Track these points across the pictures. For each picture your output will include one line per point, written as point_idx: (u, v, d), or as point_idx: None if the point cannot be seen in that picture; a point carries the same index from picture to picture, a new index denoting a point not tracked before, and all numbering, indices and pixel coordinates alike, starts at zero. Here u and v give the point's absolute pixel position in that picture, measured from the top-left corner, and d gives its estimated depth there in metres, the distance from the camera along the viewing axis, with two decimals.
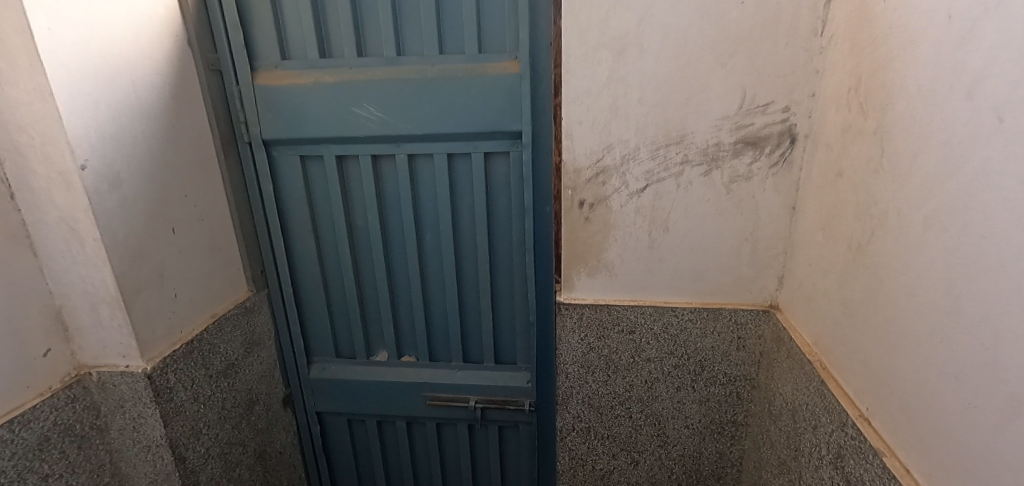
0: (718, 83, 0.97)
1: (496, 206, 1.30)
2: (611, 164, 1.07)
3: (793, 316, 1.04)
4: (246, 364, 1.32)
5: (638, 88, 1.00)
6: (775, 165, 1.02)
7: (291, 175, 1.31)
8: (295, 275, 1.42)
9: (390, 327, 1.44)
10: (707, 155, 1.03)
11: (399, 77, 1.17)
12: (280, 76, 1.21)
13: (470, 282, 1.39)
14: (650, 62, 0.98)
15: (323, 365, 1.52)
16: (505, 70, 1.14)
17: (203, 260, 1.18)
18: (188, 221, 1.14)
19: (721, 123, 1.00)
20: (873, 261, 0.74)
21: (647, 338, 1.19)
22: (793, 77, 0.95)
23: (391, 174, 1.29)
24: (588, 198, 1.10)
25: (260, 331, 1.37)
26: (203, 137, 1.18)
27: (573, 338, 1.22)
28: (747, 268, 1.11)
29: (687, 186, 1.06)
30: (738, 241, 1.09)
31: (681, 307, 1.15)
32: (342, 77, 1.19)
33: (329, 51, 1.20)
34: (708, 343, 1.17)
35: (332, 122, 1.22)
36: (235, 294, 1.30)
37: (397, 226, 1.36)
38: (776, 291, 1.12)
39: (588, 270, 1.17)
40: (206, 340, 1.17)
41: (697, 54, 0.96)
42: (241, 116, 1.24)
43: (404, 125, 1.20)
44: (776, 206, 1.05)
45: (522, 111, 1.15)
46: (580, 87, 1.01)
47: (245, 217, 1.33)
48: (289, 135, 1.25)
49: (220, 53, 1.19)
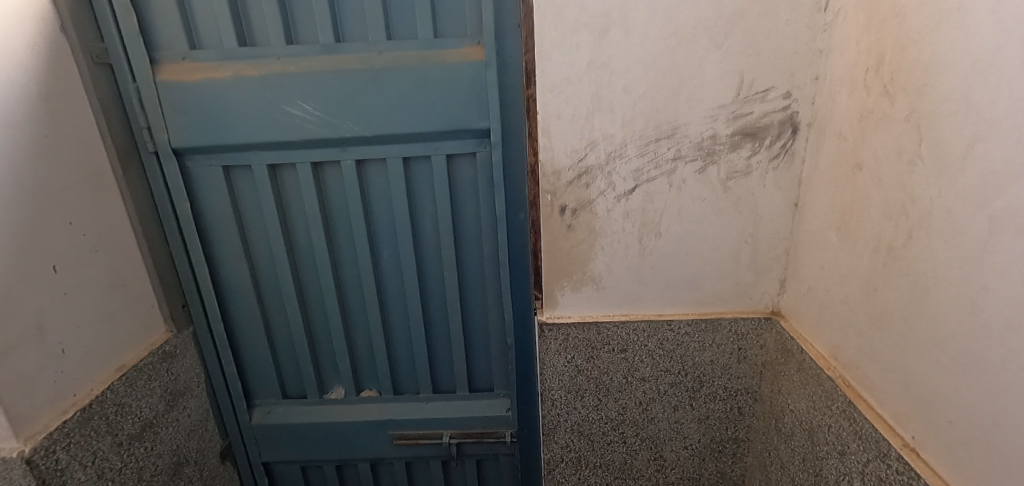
0: (714, 66, 0.85)
1: (463, 217, 1.13)
2: (595, 163, 0.93)
3: (802, 324, 0.94)
4: (168, 420, 1.09)
5: (624, 74, 0.86)
6: (776, 158, 0.91)
7: (213, 190, 1.08)
8: (227, 307, 1.21)
9: (345, 359, 1.25)
10: (701, 150, 0.91)
11: (339, 67, 0.97)
12: (189, 70, 0.98)
13: (438, 304, 1.23)
14: (636, 43, 0.84)
15: (267, 408, 1.31)
16: (467, 57, 0.97)
17: (102, 301, 0.94)
18: (76, 253, 0.89)
19: (717, 112, 0.88)
20: (914, 267, 0.64)
21: (641, 355, 1.06)
22: (794, 59, 0.84)
23: (336, 184, 1.10)
24: (571, 203, 0.96)
25: (185, 378, 1.14)
26: (91, 148, 0.93)
27: (558, 361, 1.08)
28: (746, 272, 1.00)
29: (681, 185, 0.94)
30: (737, 244, 0.98)
31: (677, 320, 1.03)
32: (269, 69, 0.98)
33: (250, 38, 0.99)
34: (707, 357, 1.06)
35: (261, 125, 1.01)
36: (150, 338, 1.07)
37: (347, 245, 1.17)
38: (777, 296, 1.02)
39: (572, 283, 1.04)
40: (113, 401, 0.94)
41: (690, 34, 0.83)
42: (142, 120, 1.00)
43: (350, 125, 1.01)
44: (778, 203, 0.95)
45: (490, 105, 0.99)
46: (557, 75, 0.87)
47: (157, 244, 1.09)
48: (207, 142, 1.03)
49: (108, 41, 0.94)
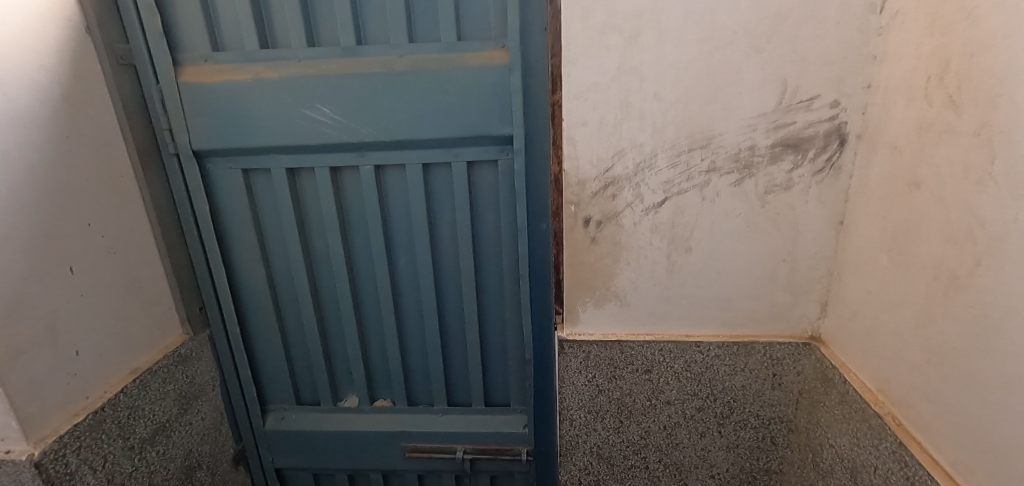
0: (754, 72, 0.79)
1: (483, 226, 1.10)
2: (622, 174, 0.88)
3: (845, 352, 0.87)
4: (182, 423, 1.08)
5: (655, 81, 0.81)
6: (820, 171, 0.84)
7: (232, 194, 1.08)
8: (243, 310, 1.20)
9: (359, 367, 1.23)
10: (738, 162, 0.85)
11: (359, 71, 0.95)
12: (211, 72, 0.98)
13: (454, 315, 1.19)
14: (669, 47, 0.79)
15: (281, 414, 1.30)
16: (491, 61, 0.93)
17: (116, 303, 0.94)
18: (93, 255, 0.89)
19: (756, 122, 0.82)
20: (980, 299, 0.57)
21: (666, 377, 1.00)
22: (844, 65, 0.77)
23: (355, 189, 1.08)
24: (595, 215, 0.91)
25: (200, 381, 1.14)
26: (112, 149, 0.93)
27: (578, 379, 1.03)
28: (784, 294, 0.93)
29: (714, 199, 0.88)
30: (775, 263, 0.91)
31: (706, 342, 0.97)
32: (289, 72, 0.96)
33: (272, 40, 0.97)
34: (738, 382, 0.99)
35: (280, 128, 1.00)
36: (165, 340, 1.06)
37: (364, 252, 1.14)
38: (817, 320, 0.95)
39: (594, 299, 0.99)
40: (125, 404, 0.93)
41: (728, 38, 0.78)
42: (164, 122, 1.00)
43: (368, 129, 0.99)
44: (822, 221, 0.87)
45: (512, 111, 0.95)
46: (583, 80, 0.82)
47: (176, 246, 1.09)
48: (227, 145, 1.02)
49: (133, 43, 0.94)
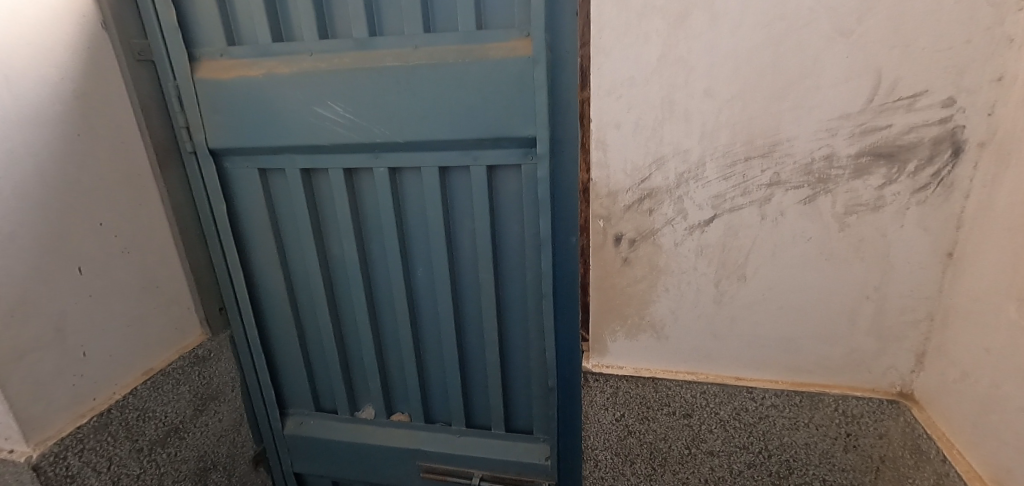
0: (837, 62, 0.62)
1: (505, 236, 0.99)
2: (662, 185, 0.74)
3: (947, 421, 0.68)
4: (198, 425, 1.07)
5: (706, 73, 0.66)
6: (923, 189, 0.66)
7: (250, 194, 1.04)
8: (263, 312, 1.17)
9: (375, 378, 1.17)
10: (811, 174, 0.68)
11: (372, 65, 0.87)
12: (226, 67, 0.94)
13: (474, 331, 1.10)
14: (724, 32, 0.64)
15: (300, 419, 1.27)
16: (513, 52, 0.82)
17: (129, 304, 0.94)
18: (106, 255, 0.89)
19: (838, 124, 0.65)
20: None
21: (709, 425, 0.86)
22: (966, 50, 0.59)
23: (371, 193, 1.01)
24: (629, 233, 0.78)
25: (219, 382, 1.12)
26: (129, 149, 0.92)
27: (604, 417, 0.91)
28: (866, 338, 0.75)
29: (777, 218, 0.72)
30: (854, 300, 0.73)
31: (761, 388, 0.81)
32: (301, 67, 0.90)
33: (286, 34, 0.92)
34: (800, 439, 0.83)
35: (293, 128, 0.94)
36: (182, 340, 1.06)
37: (381, 260, 1.08)
38: (909, 374, 0.76)
39: (626, 328, 0.86)
40: (134, 406, 0.93)
41: (803, 19, 0.61)
42: (182, 120, 0.98)
43: (381, 129, 0.91)
44: (922, 252, 0.69)
45: (536, 108, 0.83)
46: (616, 74, 0.69)
47: (195, 246, 1.08)
48: (242, 144, 0.98)
49: (151, 39, 0.93)
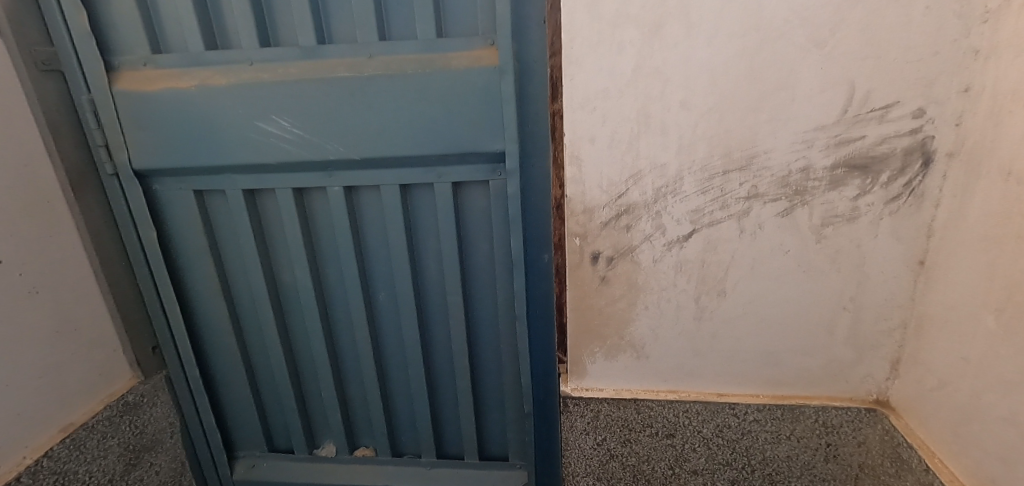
0: (812, 73, 0.61)
1: (474, 255, 0.93)
2: (639, 201, 0.71)
3: (925, 429, 0.68)
4: (131, 481, 0.94)
5: (682, 85, 0.63)
6: (896, 199, 0.66)
7: (185, 219, 0.93)
8: (204, 348, 1.06)
9: (336, 412, 1.08)
10: (788, 186, 0.67)
11: (321, 75, 0.79)
12: (151, 78, 0.83)
13: (443, 357, 1.03)
14: (700, 42, 0.61)
15: (251, 462, 1.16)
16: (477, 61, 0.77)
17: (41, 351, 0.81)
18: (10, 298, 0.76)
19: (813, 136, 0.64)
20: None
21: (692, 444, 0.83)
22: (934, 61, 0.59)
23: (325, 215, 0.93)
24: (606, 251, 0.74)
25: (154, 430, 1.00)
26: (35, 172, 0.80)
27: (585, 442, 0.87)
28: (843, 348, 0.75)
29: (756, 231, 0.70)
30: (832, 311, 0.73)
31: (743, 403, 0.79)
32: (240, 77, 0.81)
33: (222, 41, 0.83)
34: (782, 452, 0.81)
35: (232, 145, 0.85)
36: (110, 386, 0.93)
37: (338, 286, 0.99)
38: (885, 381, 0.76)
39: (605, 349, 0.82)
40: (49, 470, 0.80)
41: (778, 29, 0.60)
42: (99, 137, 0.86)
43: (333, 145, 0.83)
44: (895, 261, 0.69)
45: (504, 121, 0.78)
46: (589, 86, 0.65)
47: (121, 280, 0.95)
48: (174, 164, 0.87)
49: (59, 46, 0.81)
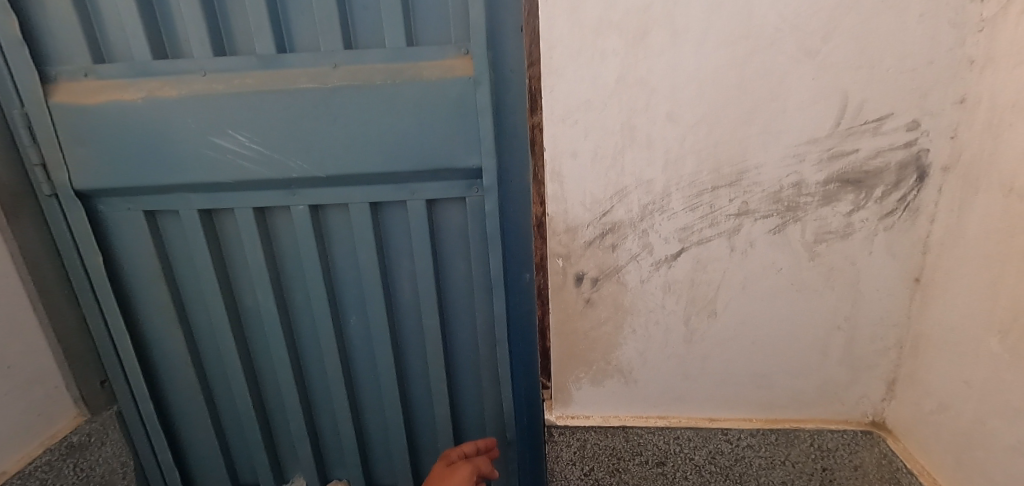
0: (803, 85, 0.58)
1: (451, 275, 0.88)
2: (624, 219, 0.66)
3: (925, 454, 0.65)
4: None
5: (668, 96, 0.60)
6: (890, 214, 0.63)
7: (134, 242, 0.86)
8: (160, 380, 0.97)
9: (305, 444, 1.01)
10: (779, 202, 0.63)
11: (281, 86, 0.73)
12: (93, 90, 0.76)
13: (420, 383, 0.97)
14: (687, 52, 0.58)
15: None
16: (450, 72, 0.72)
17: None
18: None
19: (805, 149, 0.61)
20: None
21: (684, 472, 0.79)
22: (928, 72, 0.56)
23: (289, 235, 0.86)
24: (590, 272, 0.70)
25: (102, 471, 0.91)
26: None
27: (572, 472, 0.82)
28: (838, 369, 0.72)
29: (747, 249, 0.66)
30: (826, 332, 0.70)
31: (736, 428, 0.76)
32: (192, 89, 0.74)
33: (173, 50, 0.76)
34: (777, 477, 0.78)
35: (184, 162, 0.78)
36: (52, 427, 0.84)
37: (305, 310, 0.92)
38: (880, 402, 0.73)
39: (591, 375, 0.77)
40: None
41: (768, 37, 0.56)
42: (34, 156, 0.78)
43: (296, 161, 0.77)
44: (890, 278, 0.66)
45: (480, 135, 0.73)
46: (570, 98, 0.61)
47: (64, 310, 0.86)
48: (120, 183, 0.80)
49: None
